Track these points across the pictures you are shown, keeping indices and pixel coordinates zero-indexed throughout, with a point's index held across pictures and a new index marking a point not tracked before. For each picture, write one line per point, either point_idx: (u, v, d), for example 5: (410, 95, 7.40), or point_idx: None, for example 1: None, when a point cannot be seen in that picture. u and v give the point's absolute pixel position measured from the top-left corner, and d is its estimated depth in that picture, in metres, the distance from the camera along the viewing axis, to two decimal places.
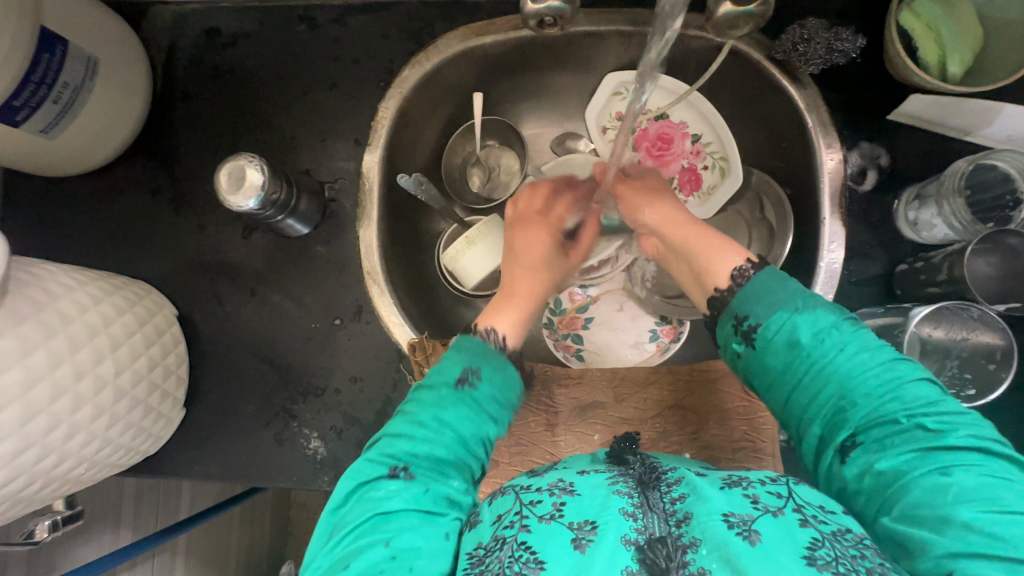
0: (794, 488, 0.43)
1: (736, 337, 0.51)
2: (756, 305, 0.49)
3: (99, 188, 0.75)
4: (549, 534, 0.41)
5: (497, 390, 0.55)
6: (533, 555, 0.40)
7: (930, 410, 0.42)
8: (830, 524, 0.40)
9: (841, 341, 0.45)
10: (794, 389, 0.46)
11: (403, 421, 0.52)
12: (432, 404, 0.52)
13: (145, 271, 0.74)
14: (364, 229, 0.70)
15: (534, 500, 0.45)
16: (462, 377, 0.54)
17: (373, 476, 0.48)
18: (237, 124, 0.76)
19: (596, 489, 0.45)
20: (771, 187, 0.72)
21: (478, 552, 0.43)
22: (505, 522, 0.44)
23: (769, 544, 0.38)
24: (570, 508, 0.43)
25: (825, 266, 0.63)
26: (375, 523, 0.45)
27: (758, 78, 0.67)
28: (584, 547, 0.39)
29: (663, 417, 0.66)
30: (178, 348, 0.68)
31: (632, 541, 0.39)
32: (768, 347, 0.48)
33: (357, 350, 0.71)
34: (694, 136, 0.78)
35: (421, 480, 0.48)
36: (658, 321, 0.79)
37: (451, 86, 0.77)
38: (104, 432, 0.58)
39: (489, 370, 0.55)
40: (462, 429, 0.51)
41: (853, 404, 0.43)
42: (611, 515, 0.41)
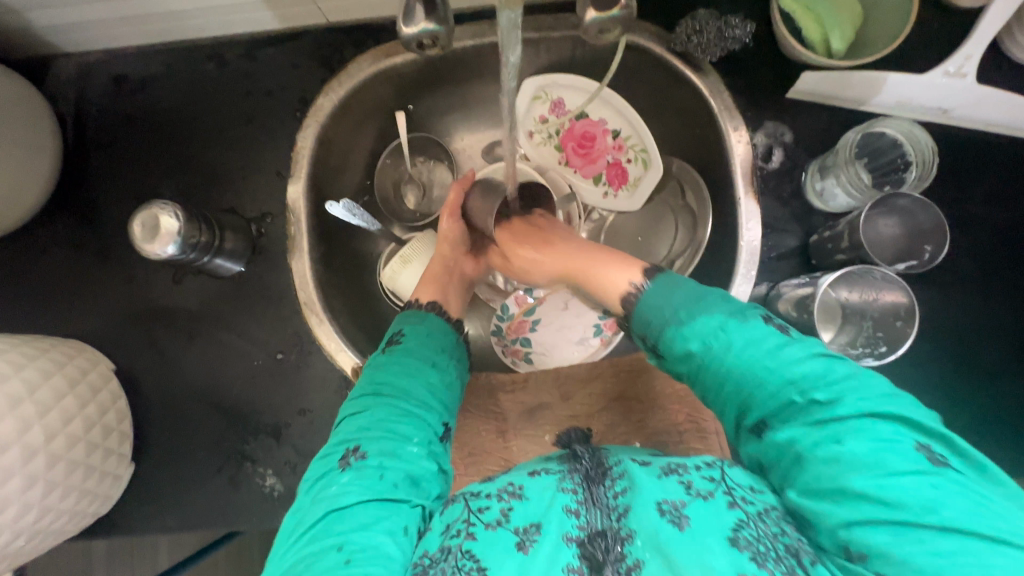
0: (726, 471, 0.45)
1: (648, 350, 0.52)
2: (652, 320, 0.50)
3: (19, 249, 0.73)
4: (492, 540, 0.43)
5: (427, 338, 0.60)
6: (475, 564, 0.42)
7: (820, 381, 0.42)
8: (756, 504, 0.42)
9: (726, 335, 0.46)
10: (701, 386, 0.48)
11: (351, 405, 0.55)
12: (370, 376, 0.56)
13: (78, 328, 0.73)
14: (296, 260, 0.70)
15: (481, 507, 0.46)
16: (390, 338, 0.60)
17: (325, 472, 0.50)
18: (155, 169, 0.75)
19: (544, 491, 0.47)
20: (688, 173, 0.74)
21: (423, 564, 0.44)
22: (452, 532, 0.45)
23: (697, 528, 0.40)
24: (516, 512, 0.45)
25: (746, 245, 0.65)
26: (329, 521, 0.46)
27: (662, 70, 0.70)
28: (528, 548, 0.42)
29: (609, 410, 0.67)
30: (118, 403, 0.67)
31: (574, 538, 0.42)
32: (670, 352, 0.49)
33: (303, 382, 0.71)
34: (615, 131, 0.80)
35: (371, 457, 0.49)
36: (600, 316, 0.79)
37: (369, 109, 0.78)
38: (43, 500, 0.56)
39: (416, 328, 0.61)
40: (402, 386, 0.55)
41: (751, 389, 0.45)
42: (555, 515, 0.44)
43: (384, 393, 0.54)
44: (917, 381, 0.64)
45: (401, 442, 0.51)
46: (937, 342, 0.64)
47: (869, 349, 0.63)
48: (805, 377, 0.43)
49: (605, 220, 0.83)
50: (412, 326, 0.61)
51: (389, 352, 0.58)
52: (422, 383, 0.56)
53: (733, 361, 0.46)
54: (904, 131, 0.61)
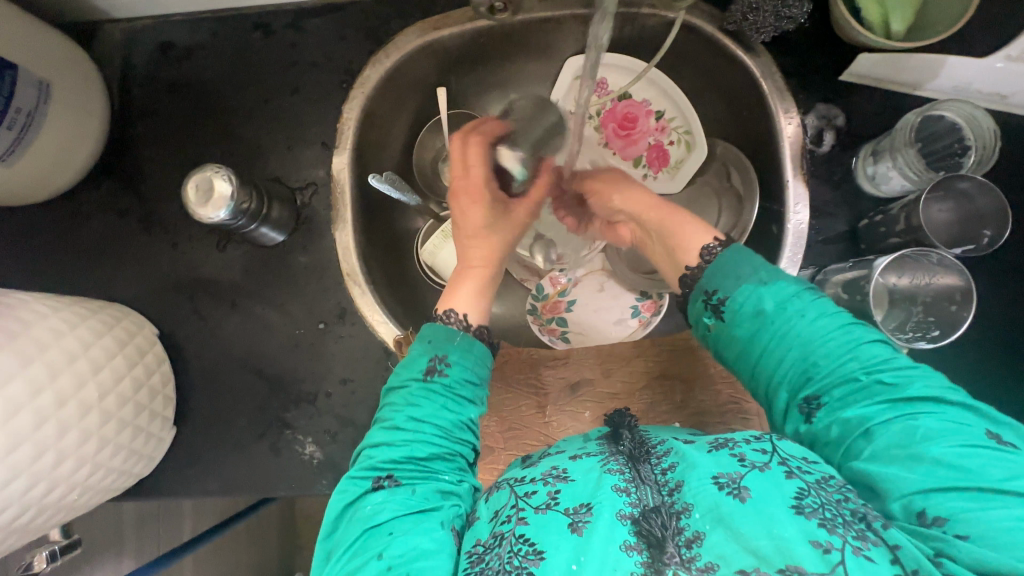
0: (778, 444, 0.45)
1: (706, 311, 0.53)
2: (723, 281, 0.52)
3: (65, 213, 0.74)
4: (544, 522, 0.43)
5: (468, 370, 0.56)
6: (531, 547, 0.42)
7: (886, 366, 0.45)
8: (814, 473, 0.42)
9: (801, 308, 0.49)
10: (762, 354, 0.50)
11: (382, 428, 0.54)
12: (406, 404, 0.54)
13: (122, 293, 0.73)
14: (340, 231, 0.71)
15: (529, 491, 0.47)
16: (430, 368, 0.55)
17: (359, 493, 0.51)
18: (200, 137, 0.75)
19: (588, 472, 0.47)
20: (734, 157, 0.74)
21: (478, 550, 0.45)
22: (503, 518, 0.46)
23: (759, 497, 0.40)
24: (565, 494, 0.45)
25: (792, 228, 0.65)
26: (368, 537, 0.47)
27: (713, 49, 0.69)
28: (581, 529, 0.42)
29: (650, 388, 0.67)
30: (162, 367, 0.68)
31: (627, 516, 0.42)
32: (736, 317, 0.51)
33: (344, 352, 0.71)
34: (658, 113, 0.79)
35: (405, 485, 0.50)
36: (638, 296, 0.80)
37: (413, 83, 0.77)
38: (95, 456, 0.57)
39: (456, 355, 0.56)
40: (442, 422, 0.53)
41: (817, 362, 0.47)
42: (605, 494, 0.44)
43: (422, 425, 0.53)
44: (962, 367, 0.64)
45: (434, 471, 0.52)
46: (985, 330, 0.64)
47: (920, 333, 0.63)
48: (873, 359, 0.46)
49: None
50: (458, 354, 0.56)
51: (428, 384, 0.55)
52: (459, 419, 0.54)
53: (802, 334, 0.48)
54: (963, 116, 0.61)
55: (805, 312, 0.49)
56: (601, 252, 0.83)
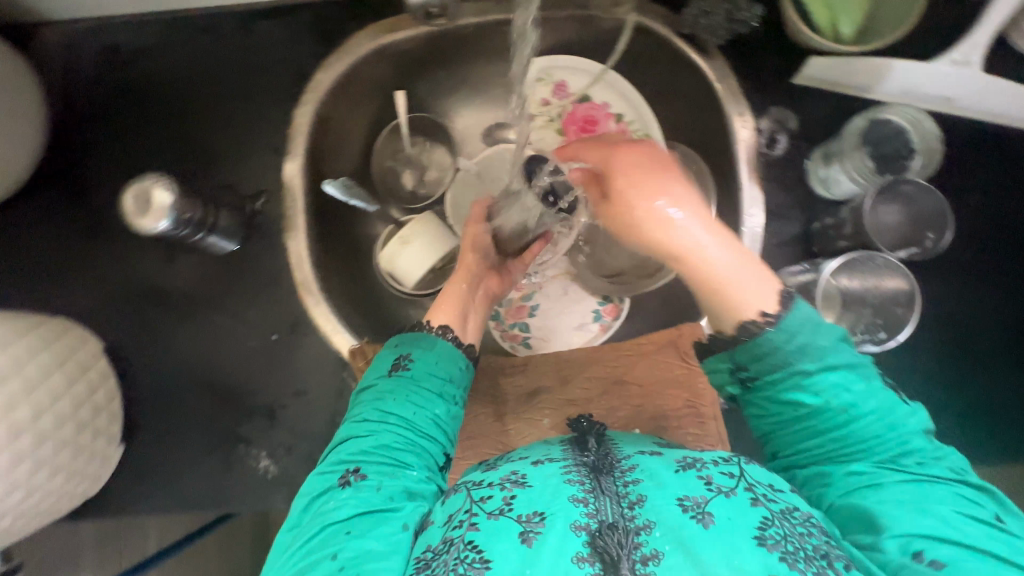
0: (745, 468, 0.45)
1: (732, 381, 0.51)
2: (757, 362, 0.48)
3: (5, 224, 0.71)
4: (493, 529, 0.42)
5: (434, 368, 0.57)
6: (478, 555, 0.41)
7: (913, 448, 0.46)
8: (779, 503, 0.43)
9: (852, 386, 0.47)
10: (790, 422, 0.48)
11: (352, 424, 0.54)
12: (375, 400, 0.54)
13: (66, 306, 0.71)
14: (293, 239, 0.70)
15: (484, 496, 0.45)
16: (396, 363, 0.57)
17: (323, 490, 0.50)
18: (147, 144, 0.73)
19: (548, 478, 0.46)
20: (694, 162, 0.72)
21: (426, 556, 0.43)
22: (455, 523, 0.44)
23: (722, 525, 0.40)
24: (520, 500, 0.44)
25: (748, 232, 0.66)
26: (326, 535, 0.46)
27: (669, 52, 0.69)
28: (531, 541, 0.41)
29: (609, 394, 0.67)
30: (107, 382, 0.66)
31: (581, 527, 0.41)
32: (769, 390, 0.48)
33: (299, 363, 0.70)
34: (617, 115, 0.78)
35: (371, 479, 0.49)
36: (600, 301, 0.80)
37: (369, 87, 0.76)
38: (30, 479, 0.55)
39: (421, 352, 0.58)
40: (409, 415, 0.53)
41: (847, 429, 0.47)
42: (560, 505, 0.43)
43: (390, 417, 0.53)
44: (912, 368, 0.65)
45: (402, 465, 0.51)
46: (934, 331, 0.65)
47: (869, 335, 0.64)
48: (902, 433, 0.46)
49: None
50: (421, 350, 0.58)
51: (396, 378, 0.56)
52: (428, 413, 0.54)
53: (841, 407, 0.47)
54: (909, 119, 0.63)
55: (853, 401, 0.47)
56: (564, 255, 0.81)
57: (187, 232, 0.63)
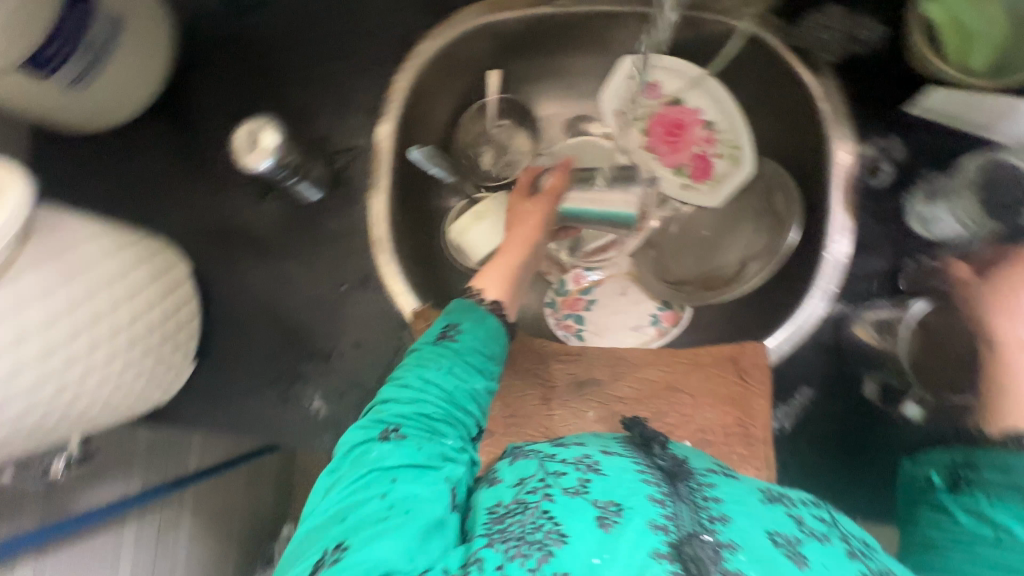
0: (838, 520, 0.47)
1: (941, 470, 0.55)
2: (987, 467, 0.50)
3: (121, 146, 0.77)
4: (572, 506, 0.42)
5: (481, 345, 0.55)
6: (555, 526, 0.41)
7: None
8: (874, 559, 0.43)
9: None
10: (966, 539, 0.49)
11: (392, 385, 0.52)
12: (417, 366, 0.53)
13: (162, 230, 0.76)
14: (375, 197, 0.73)
15: (559, 470, 0.46)
16: (442, 333, 0.55)
17: (363, 441, 0.49)
18: (255, 90, 0.77)
19: (624, 471, 0.46)
20: (780, 176, 0.73)
21: (500, 510, 0.44)
22: (528, 488, 0.45)
23: (816, 567, 0.39)
24: (595, 486, 0.44)
25: (831, 259, 0.65)
26: (370, 479, 0.45)
27: (774, 66, 0.68)
28: (609, 527, 0.40)
29: (658, 398, 0.66)
30: (190, 304, 0.71)
31: (660, 527, 0.40)
32: (970, 497, 0.50)
33: (363, 316, 0.73)
34: (708, 123, 0.77)
35: (412, 440, 0.48)
36: (659, 305, 0.79)
37: (466, 63, 0.78)
38: (118, 376, 0.60)
39: (471, 324, 0.56)
40: (449, 387, 0.52)
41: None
42: (639, 501, 0.42)
43: (430, 386, 0.51)
44: None
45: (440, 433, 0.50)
46: None
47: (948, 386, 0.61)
48: None
49: (678, 212, 0.80)
50: (470, 322, 0.56)
51: (440, 347, 0.54)
52: (468, 388, 0.53)
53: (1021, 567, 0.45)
54: None
55: None
56: (629, 255, 0.81)
57: (288, 177, 0.68)
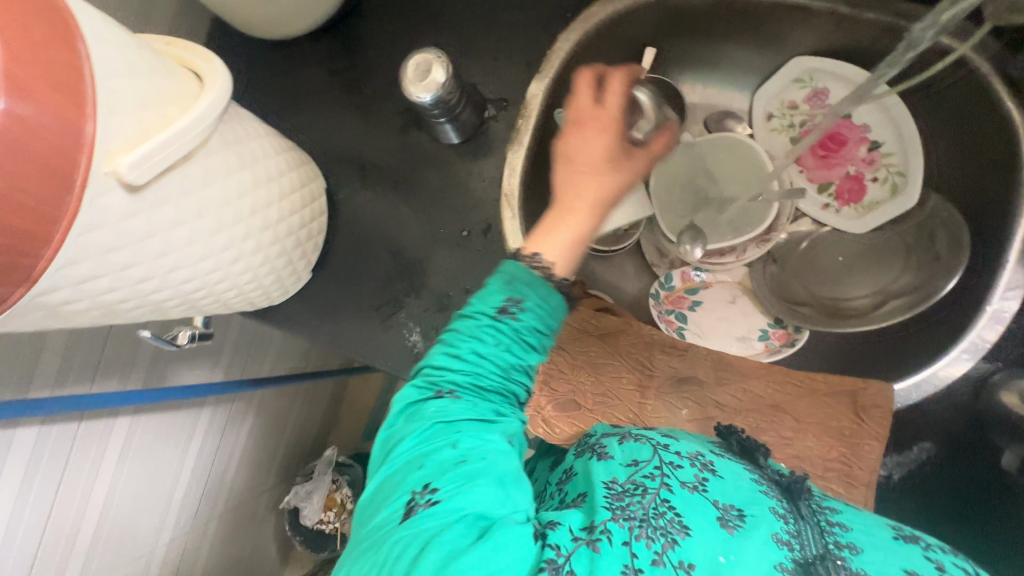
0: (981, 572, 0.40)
1: None
2: None
3: (286, 56, 0.80)
4: (692, 501, 0.41)
5: (546, 316, 0.46)
6: (678, 518, 0.40)
7: None
8: None
9: None
10: None
11: (442, 350, 0.45)
12: (466, 332, 0.45)
13: (306, 142, 0.80)
14: (513, 152, 0.72)
15: (675, 463, 0.45)
16: (501, 307, 0.45)
17: (417, 399, 0.44)
18: (419, 24, 0.78)
19: (739, 478, 0.45)
20: (947, 214, 0.66)
21: (615, 487, 0.43)
22: (644, 473, 0.44)
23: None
24: (714, 486, 0.43)
25: (991, 312, 0.60)
26: (433, 432, 0.42)
27: (979, 92, 0.61)
28: (733, 529, 0.39)
29: (760, 414, 0.64)
30: (320, 218, 0.74)
31: (784, 542, 0.39)
32: None
33: (475, 264, 0.74)
34: (873, 143, 0.73)
35: (468, 402, 0.43)
36: (771, 322, 0.76)
37: (632, 33, 0.75)
38: (255, 268, 0.64)
39: (534, 299, 0.45)
40: (504, 358, 0.45)
41: None
42: (761, 511, 0.41)
43: (482, 354, 0.44)
44: None
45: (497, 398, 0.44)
46: None
47: None
48: None
49: (814, 231, 0.76)
50: (535, 296, 0.46)
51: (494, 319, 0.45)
52: (526, 357, 0.46)
53: None
54: None
55: None
56: (744, 265, 0.78)
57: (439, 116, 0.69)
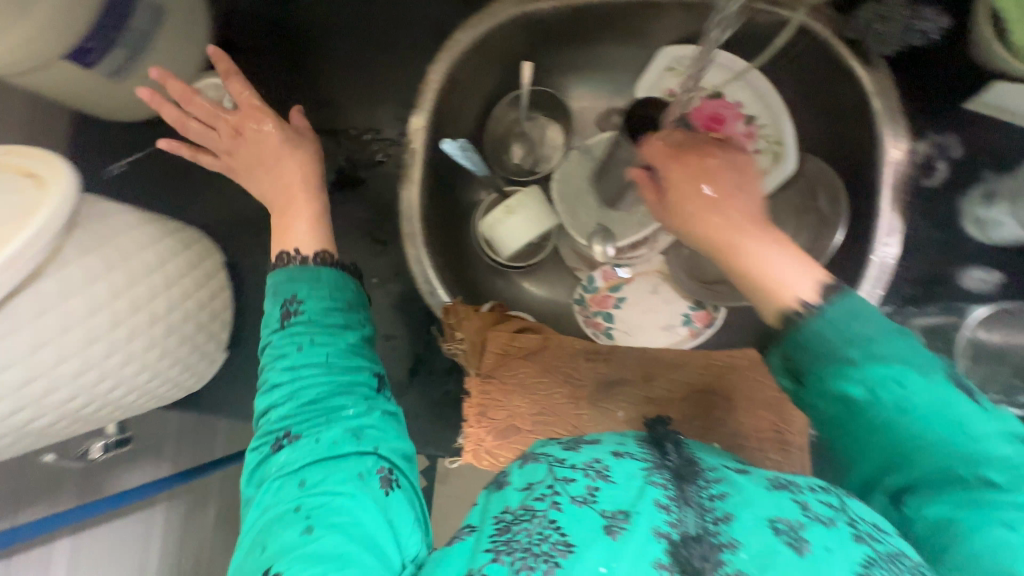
0: (847, 502, 0.42)
1: (784, 372, 0.46)
2: (809, 352, 0.43)
3: (159, 135, 0.77)
4: (580, 515, 0.40)
5: (330, 301, 0.51)
6: (562, 537, 0.39)
7: (1000, 468, 0.39)
8: (886, 544, 0.39)
9: (902, 391, 0.40)
10: (854, 437, 0.42)
11: (266, 396, 0.48)
12: (274, 360, 0.48)
13: (198, 219, 0.77)
14: (408, 189, 0.73)
15: (568, 477, 0.43)
16: (284, 312, 0.50)
17: (261, 458, 0.46)
18: (291, 81, 0.77)
19: (632, 477, 0.44)
20: (826, 175, 0.68)
21: (505, 518, 0.41)
22: (536, 495, 0.42)
23: (820, 553, 0.37)
24: (605, 494, 0.42)
25: (878, 260, 0.63)
26: (277, 490, 0.43)
27: (825, 58, 0.65)
28: (617, 535, 0.39)
29: (690, 401, 0.65)
30: (224, 293, 0.71)
31: (665, 534, 0.39)
32: (817, 390, 0.43)
33: (393, 309, 0.74)
34: (750, 116, 0.73)
35: (306, 435, 0.45)
36: (692, 305, 0.77)
37: (502, 52, 0.76)
38: (156, 363, 0.61)
39: (306, 291, 0.51)
40: (316, 361, 0.48)
41: (919, 461, 0.40)
42: (646, 507, 0.41)
43: (294, 370, 0.48)
44: None
45: (334, 409, 0.46)
46: None
47: (1005, 397, 0.58)
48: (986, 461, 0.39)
49: None
50: (308, 289, 0.51)
51: (291, 329, 0.49)
52: (341, 347, 0.49)
53: (906, 422, 0.41)
54: None
55: (909, 402, 0.40)
56: (659, 253, 0.79)
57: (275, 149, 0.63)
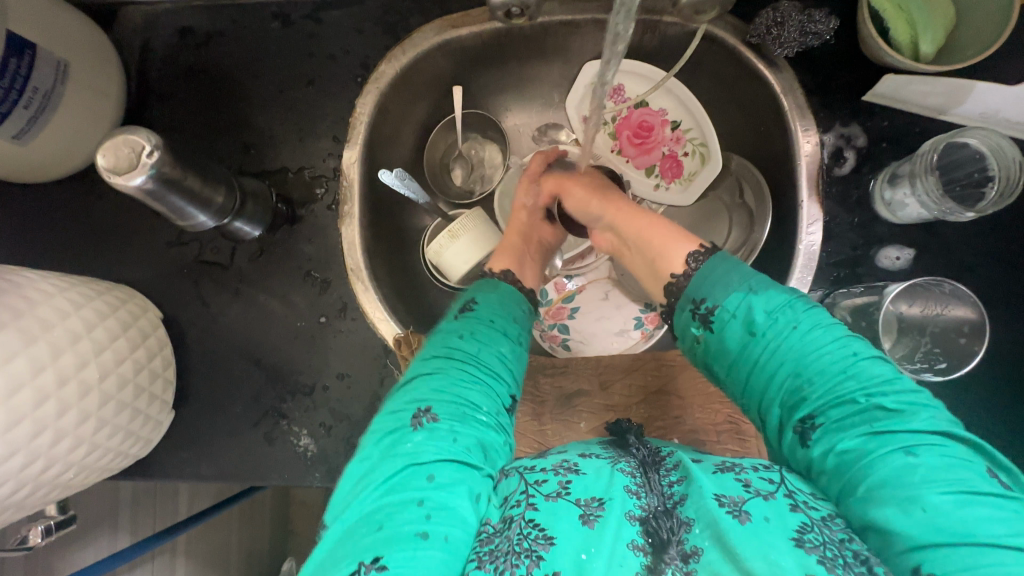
0: (787, 475, 0.45)
1: (694, 322, 0.52)
2: (712, 289, 0.51)
3: (77, 191, 0.73)
4: (554, 510, 0.43)
5: (501, 315, 0.60)
6: (542, 532, 0.41)
7: (886, 389, 0.44)
8: (820, 510, 0.42)
9: (794, 319, 0.48)
10: (751, 371, 0.49)
11: (422, 366, 0.55)
12: (443, 338, 0.57)
13: (129, 275, 0.73)
14: (347, 226, 0.70)
15: (540, 479, 0.46)
16: (462, 307, 0.61)
17: (397, 427, 0.50)
18: (215, 124, 0.75)
19: (600, 469, 0.47)
20: (750, 171, 0.72)
21: (487, 531, 0.44)
22: (512, 501, 0.46)
23: (759, 523, 0.39)
24: (576, 486, 0.45)
25: (803, 249, 0.65)
26: (404, 477, 0.46)
27: (734, 62, 0.68)
28: (592, 523, 0.41)
29: (648, 403, 0.67)
30: (164, 350, 0.68)
31: (636, 518, 0.42)
32: (725, 328, 0.50)
33: (345, 348, 0.72)
34: (673, 122, 0.78)
35: (446, 424, 0.50)
36: (642, 308, 0.78)
37: (429, 80, 0.76)
38: (92, 436, 0.57)
39: (486, 299, 0.61)
40: (476, 351, 0.56)
41: (810, 382, 0.46)
42: (617, 492, 0.44)
43: (457, 356, 0.55)
44: (965, 408, 0.63)
45: (472, 412, 0.52)
46: (993, 364, 0.63)
47: (927, 364, 0.62)
48: (870, 380, 0.45)
49: (653, 213, 0.81)
50: (486, 295, 0.62)
51: (463, 320, 0.59)
52: (495, 355, 0.56)
53: (795, 350, 0.47)
54: (989, 145, 0.58)
55: (796, 322, 0.48)
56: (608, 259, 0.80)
57: (179, 199, 0.58)
